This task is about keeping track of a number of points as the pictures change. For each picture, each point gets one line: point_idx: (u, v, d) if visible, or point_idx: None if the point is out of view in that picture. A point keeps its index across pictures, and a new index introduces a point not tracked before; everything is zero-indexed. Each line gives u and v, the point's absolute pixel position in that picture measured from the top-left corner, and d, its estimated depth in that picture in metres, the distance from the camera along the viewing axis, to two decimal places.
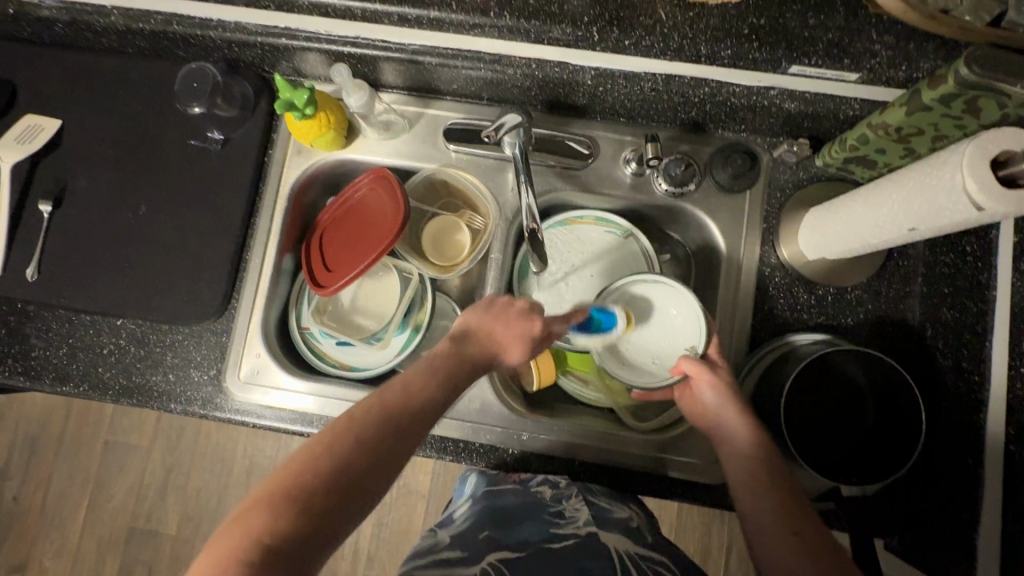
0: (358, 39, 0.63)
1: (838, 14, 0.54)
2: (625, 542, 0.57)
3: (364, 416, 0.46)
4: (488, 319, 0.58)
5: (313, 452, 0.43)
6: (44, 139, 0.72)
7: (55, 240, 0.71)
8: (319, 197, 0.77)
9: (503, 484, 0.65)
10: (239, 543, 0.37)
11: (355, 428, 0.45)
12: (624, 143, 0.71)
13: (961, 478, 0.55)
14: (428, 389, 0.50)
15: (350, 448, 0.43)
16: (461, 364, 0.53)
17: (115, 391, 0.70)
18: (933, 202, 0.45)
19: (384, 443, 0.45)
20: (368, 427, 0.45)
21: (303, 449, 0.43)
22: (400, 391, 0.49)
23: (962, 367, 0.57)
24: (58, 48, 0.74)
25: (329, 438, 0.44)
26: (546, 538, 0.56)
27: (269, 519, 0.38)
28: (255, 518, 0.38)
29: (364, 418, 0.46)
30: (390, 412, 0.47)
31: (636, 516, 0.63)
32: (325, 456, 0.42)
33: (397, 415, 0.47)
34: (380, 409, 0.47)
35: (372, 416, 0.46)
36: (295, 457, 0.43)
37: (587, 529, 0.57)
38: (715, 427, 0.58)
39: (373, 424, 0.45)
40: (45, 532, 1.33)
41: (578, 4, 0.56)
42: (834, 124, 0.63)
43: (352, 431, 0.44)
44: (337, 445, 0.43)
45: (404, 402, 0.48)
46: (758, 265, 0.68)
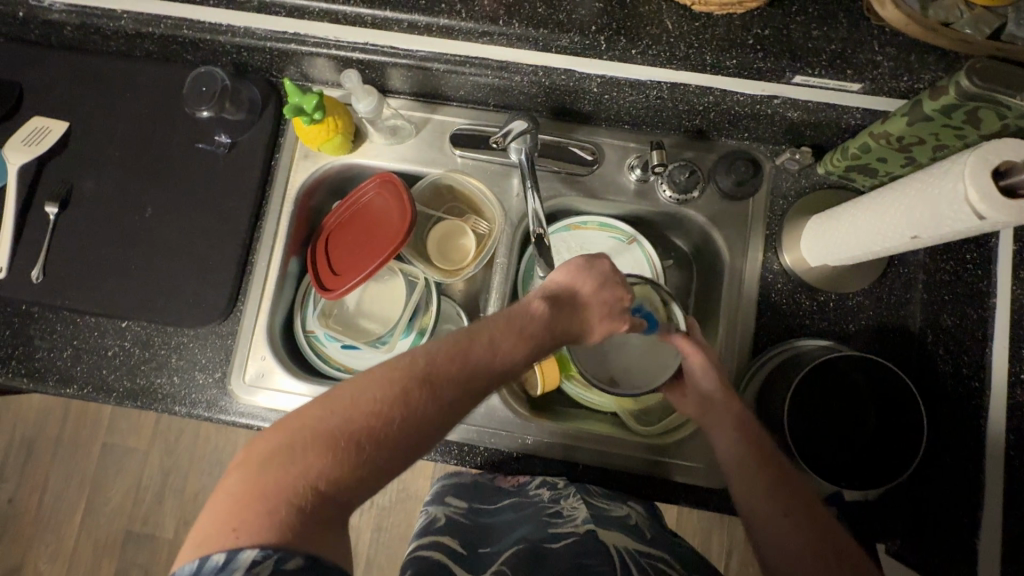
0: (367, 45, 0.64)
1: (840, 26, 0.55)
2: (624, 540, 0.56)
3: (433, 368, 0.42)
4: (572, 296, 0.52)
5: (378, 400, 0.40)
6: (51, 140, 0.72)
7: (61, 241, 0.71)
8: (325, 201, 0.77)
9: (504, 497, 0.66)
10: (286, 487, 0.36)
11: (430, 379, 0.41)
12: (628, 150, 0.72)
13: (962, 483, 0.56)
14: (509, 354, 0.45)
15: (417, 401, 0.41)
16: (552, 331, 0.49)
17: (119, 394, 0.69)
18: (935, 209, 0.46)
19: (450, 405, 0.42)
20: (430, 381, 0.41)
21: (364, 390, 0.40)
22: (486, 351, 0.44)
23: (963, 373, 0.57)
24: (67, 51, 0.74)
25: (396, 388, 0.40)
26: (544, 536, 0.56)
27: (325, 464, 0.37)
28: (315, 461, 0.37)
29: (438, 368, 0.42)
30: (470, 372, 0.43)
31: (635, 514, 0.62)
32: (395, 405, 0.40)
33: (479, 374, 0.44)
34: (460, 364, 0.43)
35: (452, 370, 0.43)
36: (355, 397, 0.40)
37: (585, 526, 0.56)
38: (709, 410, 0.58)
39: (443, 382, 0.42)
40: (41, 535, 1.32)
41: (586, 13, 0.57)
42: (836, 133, 0.64)
43: (430, 380, 0.41)
44: (405, 394, 0.40)
45: (483, 365, 0.44)
46: (761, 271, 0.69)
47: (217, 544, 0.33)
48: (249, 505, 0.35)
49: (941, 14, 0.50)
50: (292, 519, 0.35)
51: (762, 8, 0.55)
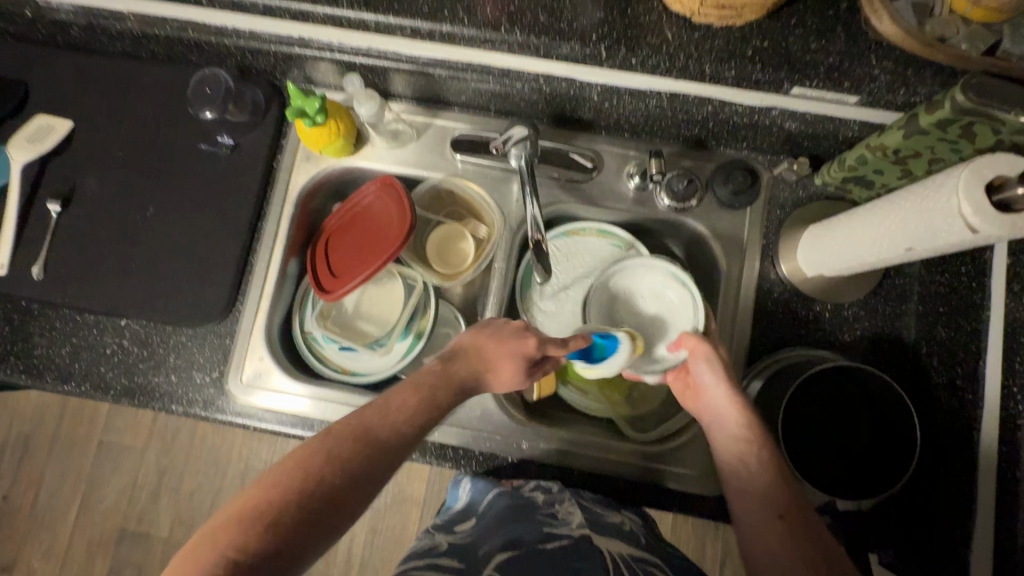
0: (369, 50, 0.64)
1: (838, 39, 0.55)
2: (618, 546, 0.56)
3: (328, 446, 0.46)
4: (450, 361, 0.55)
5: (279, 480, 0.43)
6: (55, 139, 0.72)
7: (62, 239, 0.71)
8: (326, 203, 0.78)
9: (498, 489, 0.65)
10: (214, 551, 0.39)
11: (333, 459, 0.45)
12: (628, 157, 0.72)
13: (955, 494, 0.56)
14: (411, 417, 0.50)
15: (317, 479, 0.44)
16: (448, 390, 0.53)
17: (117, 391, 0.70)
18: (930, 222, 0.46)
19: (357, 476, 0.45)
20: (350, 450, 0.46)
21: (277, 468, 0.44)
22: (382, 419, 0.49)
23: (956, 384, 0.58)
24: (72, 50, 0.75)
25: (312, 460, 0.45)
26: (538, 537, 0.56)
27: (238, 534, 0.40)
28: (228, 534, 0.40)
29: (337, 447, 0.46)
30: (368, 442, 0.47)
31: (630, 522, 0.62)
32: (296, 482, 0.43)
33: (381, 441, 0.48)
34: (364, 436, 0.47)
35: (351, 442, 0.46)
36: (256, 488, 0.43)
37: (580, 530, 0.57)
38: (705, 409, 0.60)
39: (344, 455, 0.46)
40: (36, 533, 1.31)
41: (587, 23, 0.57)
42: (833, 144, 0.65)
43: (333, 454, 0.45)
44: (306, 477, 0.44)
45: (382, 431, 0.48)
46: (758, 280, 0.69)
47: None
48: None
49: (939, 29, 0.50)
50: None
51: (761, 20, 0.56)
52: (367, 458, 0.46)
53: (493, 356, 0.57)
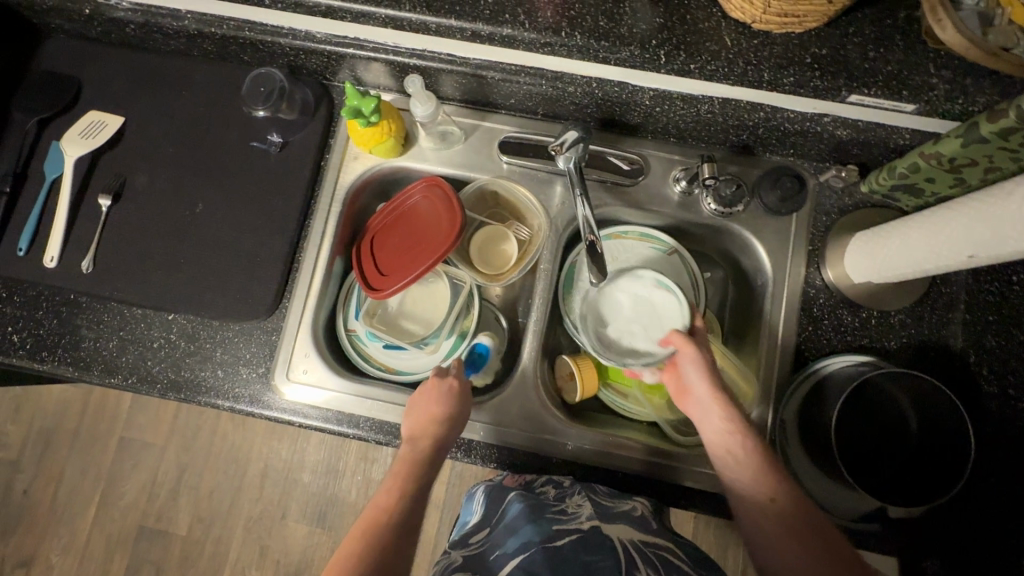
0: (425, 52, 0.66)
1: (897, 48, 0.56)
2: (629, 534, 0.56)
3: (376, 509, 0.54)
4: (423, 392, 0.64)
5: None
6: (107, 134, 0.73)
7: (111, 233, 0.72)
8: (370, 203, 0.79)
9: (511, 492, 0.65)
10: None
11: (385, 507, 0.54)
12: (674, 162, 0.73)
13: (1009, 504, 0.56)
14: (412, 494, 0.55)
15: (383, 524, 0.52)
16: (422, 463, 0.58)
17: (163, 385, 0.70)
18: (998, 228, 0.46)
19: (408, 510, 0.54)
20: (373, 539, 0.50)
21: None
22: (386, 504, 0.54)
23: (1009, 393, 0.58)
24: (126, 48, 0.76)
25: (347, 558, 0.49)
26: (546, 535, 0.55)
27: None
28: None
29: (382, 506, 0.54)
30: (405, 487, 0.56)
31: (640, 507, 0.63)
32: (364, 539, 0.50)
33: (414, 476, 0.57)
34: (381, 525, 0.52)
35: (394, 488, 0.56)
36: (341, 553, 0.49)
37: (589, 523, 0.57)
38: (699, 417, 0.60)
39: (389, 506, 0.54)
40: (55, 528, 1.32)
41: (646, 28, 0.58)
42: (883, 152, 0.65)
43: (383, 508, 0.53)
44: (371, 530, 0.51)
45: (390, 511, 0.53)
46: (803, 285, 0.69)
47: None
48: None
49: (1001, 39, 0.51)
50: None
51: (820, 29, 0.56)
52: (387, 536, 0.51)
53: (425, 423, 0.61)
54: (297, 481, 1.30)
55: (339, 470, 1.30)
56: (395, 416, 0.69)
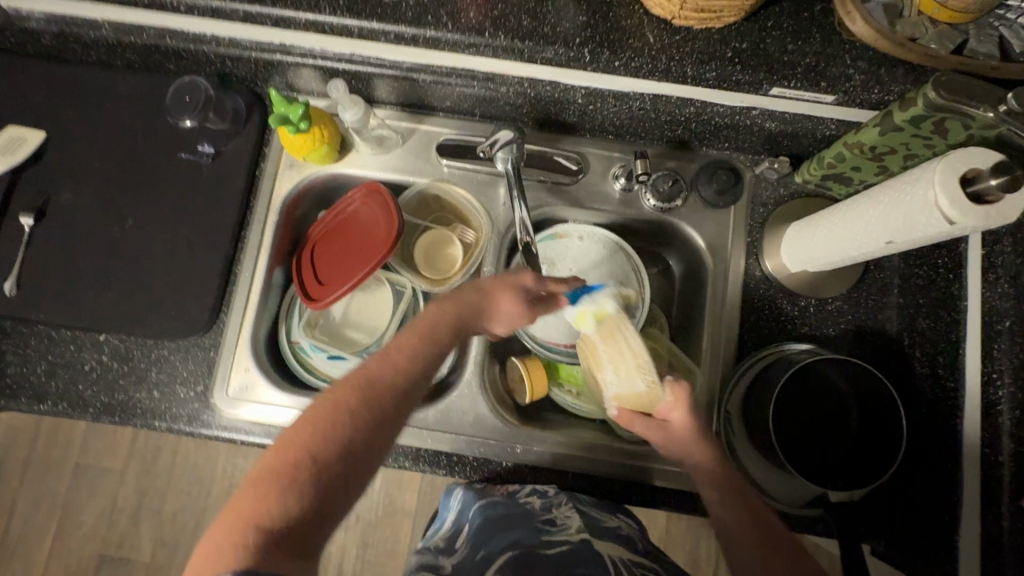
0: (353, 56, 0.64)
1: (814, 41, 0.57)
2: (618, 550, 0.57)
3: (377, 366, 0.49)
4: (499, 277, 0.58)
5: (278, 459, 0.42)
6: (27, 150, 0.70)
7: (35, 254, 0.69)
8: (310, 211, 0.77)
9: (492, 495, 0.65)
10: (248, 518, 0.39)
11: (393, 372, 0.49)
12: (613, 159, 0.73)
13: (942, 482, 0.57)
14: (425, 363, 0.51)
15: (387, 394, 0.47)
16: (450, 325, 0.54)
17: (96, 410, 0.67)
18: (909, 216, 0.48)
19: (414, 374, 0.50)
20: (367, 406, 0.46)
21: (297, 432, 0.44)
22: (391, 374, 0.49)
23: (938, 374, 0.60)
24: (44, 60, 0.73)
25: (331, 417, 0.45)
26: (538, 544, 0.56)
27: (267, 498, 0.40)
28: (249, 508, 0.39)
29: (389, 362, 0.49)
30: (421, 359, 0.51)
31: (626, 526, 0.63)
32: (355, 400, 0.46)
33: (429, 349, 0.52)
34: (372, 392, 0.47)
35: (408, 359, 0.50)
36: (317, 418, 0.45)
37: (578, 535, 0.57)
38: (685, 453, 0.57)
39: (397, 373, 0.49)
40: (8, 562, 1.26)
41: (570, 26, 0.58)
42: (812, 143, 0.66)
43: (391, 374, 0.49)
44: (374, 399, 0.47)
45: (393, 381, 0.48)
46: (743, 277, 0.70)
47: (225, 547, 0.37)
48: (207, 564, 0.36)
49: (909, 29, 0.52)
50: (258, 554, 0.37)
51: (740, 23, 0.57)
52: (384, 408, 0.47)
53: (491, 295, 0.56)
54: None
55: None
56: None
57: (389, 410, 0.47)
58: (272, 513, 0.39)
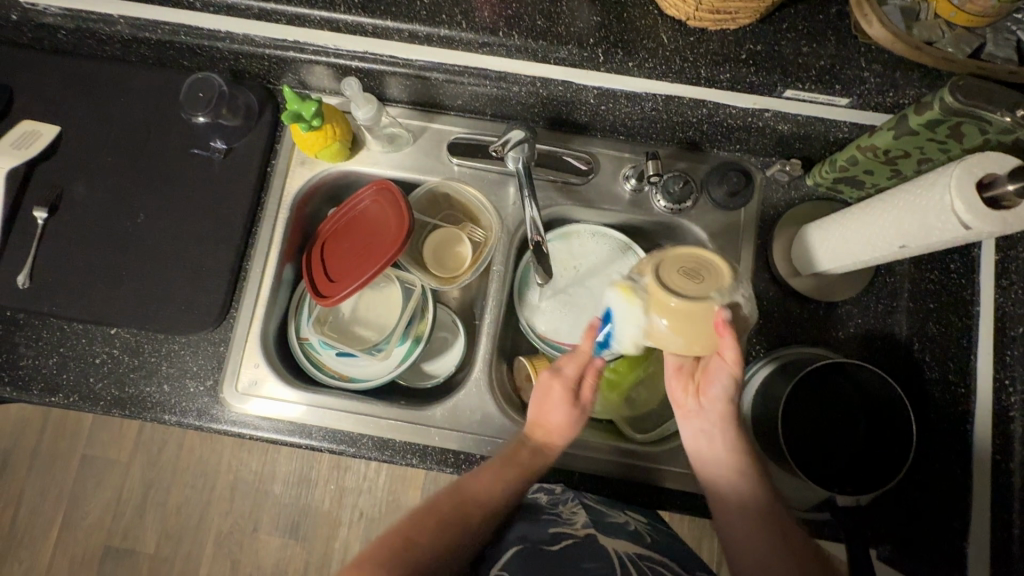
0: (366, 54, 0.64)
1: (829, 44, 0.57)
2: (625, 544, 0.56)
3: (480, 484, 0.59)
4: (570, 362, 0.62)
5: (395, 554, 0.51)
6: (41, 144, 0.71)
7: (48, 247, 0.70)
8: (320, 208, 0.77)
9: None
10: None
11: (485, 491, 0.58)
12: (624, 160, 0.73)
13: (951, 487, 0.57)
14: (507, 486, 0.59)
15: (473, 514, 0.56)
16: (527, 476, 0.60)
17: (106, 403, 0.68)
18: (924, 220, 0.48)
19: (503, 500, 0.59)
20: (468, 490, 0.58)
21: (409, 530, 0.54)
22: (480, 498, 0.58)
23: (948, 379, 0.59)
24: (60, 55, 0.74)
25: (443, 508, 0.56)
26: (545, 539, 0.56)
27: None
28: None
29: (490, 490, 0.58)
30: (505, 493, 0.59)
31: (634, 520, 0.62)
32: (445, 531, 0.54)
33: (516, 477, 0.60)
34: (468, 505, 0.57)
35: (503, 475, 0.59)
36: (426, 509, 0.56)
37: (584, 530, 0.57)
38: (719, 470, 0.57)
39: (492, 496, 0.58)
40: (16, 552, 1.27)
41: (584, 26, 0.58)
42: (824, 145, 0.66)
43: (486, 491, 0.58)
44: (471, 499, 0.57)
45: (484, 496, 0.58)
46: (753, 279, 0.70)
47: None
48: None
49: (925, 33, 0.52)
50: None
51: (755, 25, 0.57)
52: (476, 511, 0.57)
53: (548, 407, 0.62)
54: (267, 492, 1.28)
55: (311, 480, 1.28)
56: (349, 424, 0.68)
57: (479, 510, 0.57)
58: None
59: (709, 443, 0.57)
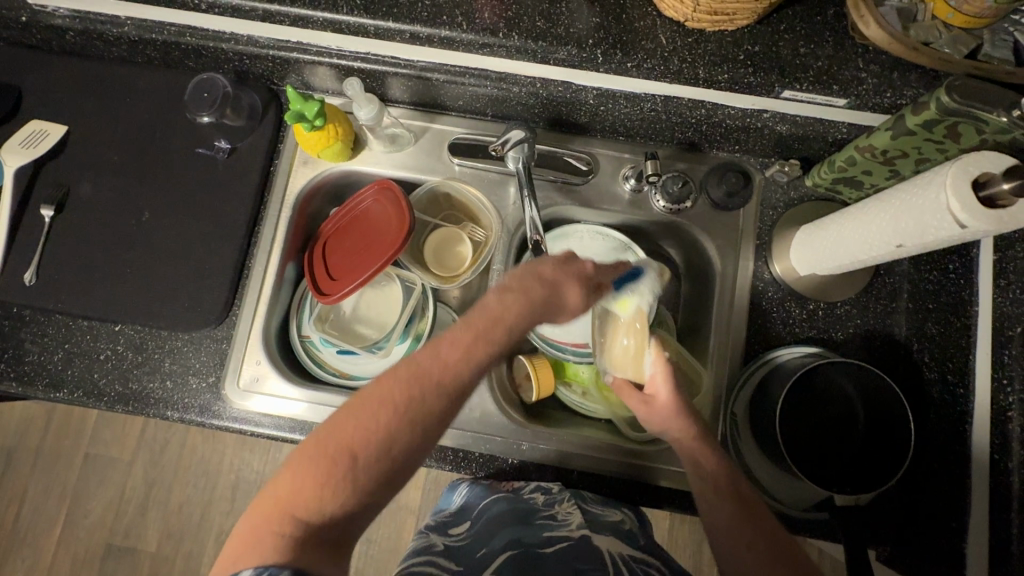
0: (368, 55, 0.65)
1: (826, 45, 0.57)
2: (618, 546, 0.58)
3: (436, 358, 0.42)
4: (560, 263, 0.50)
5: (320, 459, 0.40)
6: (49, 144, 0.72)
7: (54, 245, 0.71)
8: (323, 207, 0.78)
9: (497, 491, 0.67)
10: (280, 516, 0.39)
11: (444, 368, 0.42)
12: (623, 161, 0.73)
13: (950, 489, 0.57)
14: (473, 363, 0.43)
15: (424, 396, 0.41)
16: (502, 330, 0.45)
17: (110, 399, 0.69)
18: (920, 219, 0.48)
19: (467, 378, 0.43)
20: (412, 376, 0.42)
21: (336, 427, 0.41)
22: (435, 371, 0.42)
23: (947, 379, 0.59)
24: (68, 56, 0.75)
25: (377, 389, 0.42)
26: (538, 542, 0.58)
27: (301, 495, 0.39)
28: (289, 500, 0.39)
29: (447, 362, 0.43)
30: (466, 368, 0.43)
31: (628, 519, 0.64)
32: (391, 419, 0.41)
33: (489, 346, 0.44)
34: (418, 384, 0.42)
35: (467, 351, 0.43)
36: (365, 398, 0.42)
37: (579, 532, 0.59)
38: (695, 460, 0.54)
39: (451, 371, 0.42)
40: (19, 549, 1.28)
41: (583, 27, 0.59)
42: (823, 146, 0.67)
43: (440, 367, 0.42)
44: (416, 385, 0.41)
45: (437, 374, 0.42)
46: (752, 280, 0.70)
47: (254, 548, 0.37)
48: (246, 551, 0.38)
49: (921, 34, 0.53)
50: (296, 548, 0.38)
51: (752, 27, 0.58)
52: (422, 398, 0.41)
53: (550, 289, 0.48)
54: None
55: None
56: None
57: (429, 393, 0.42)
58: (299, 513, 0.39)
59: (677, 433, 0.56)
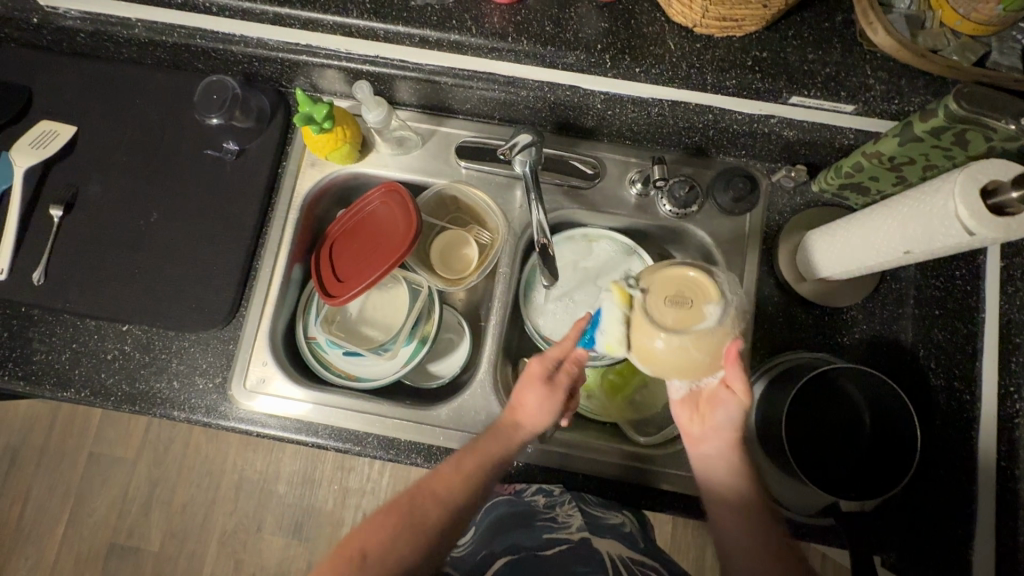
0: (377, 58, 0.66)
1: (834, 51, 0.57)
2: (618, 548, 0.59)
3: (433, 494, 0.54)
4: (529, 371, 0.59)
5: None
6: (58, 144, 0.73)
7: (63, 244, 0.71)
8: (330, 209, 0.78)
9: (498, 495, 0.68)
10: None
11: (443, 502, 0.53)
12: (630, 165, 0.73)
13: (956, 496, 0.57)
14: (464, 494, 0.54)
15: (427, 528, 0.52)
16: (490, 466, 0.56)
17: (117, 398, 0.69)
18: (928, 226, 0.48)
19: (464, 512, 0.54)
20: (421, 501, 0.53)
21: (350, 548, 0.50)
22: (434, 498, 0.53)
23: (954, 386, 0.59)
24: (78, 57, 0.75)
25: (387, 516, 0.52)
26: (538, 544, 0.59)
27: None
28: None
29: (444, 499, 0.53)
30: (456, 495, 0.54)
31: (628, 523, 0.64)
32: (395, 542, 0.50)
33: (478, 480, 0.55)
34: (420, 513, 0.52)
35: (458, 485, 0.54)
36: (372, 525, 0.52)
37: (579, 535, 0.59)
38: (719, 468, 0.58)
39: (446, 506, 0.53)
40: (22, 547, 1.28)
41: (591, 33, 0.59)
42: (830, 152, 0.67)
43: (439, 501, 0.53)
44: (425, 515, 0.52)
45: (435, 505, 0.53)
46: (757, 284, 0.70)
47: None
48: None
49: (930, 41, 0.53)
50: None
51: (760, 33, 0.58)
52: (425, 524, 0.52)
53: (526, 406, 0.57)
54: (271, 492, 1.28)
55: (315, 480, 1.29)
56: (355, 423, 0.69)
57: (433, 522, 0.52)
58: None
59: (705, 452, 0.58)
